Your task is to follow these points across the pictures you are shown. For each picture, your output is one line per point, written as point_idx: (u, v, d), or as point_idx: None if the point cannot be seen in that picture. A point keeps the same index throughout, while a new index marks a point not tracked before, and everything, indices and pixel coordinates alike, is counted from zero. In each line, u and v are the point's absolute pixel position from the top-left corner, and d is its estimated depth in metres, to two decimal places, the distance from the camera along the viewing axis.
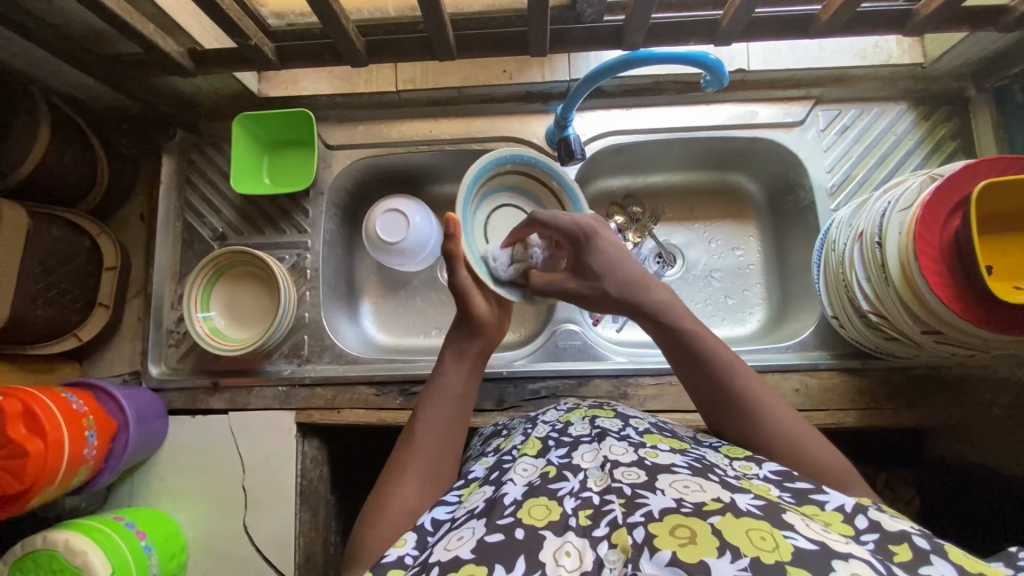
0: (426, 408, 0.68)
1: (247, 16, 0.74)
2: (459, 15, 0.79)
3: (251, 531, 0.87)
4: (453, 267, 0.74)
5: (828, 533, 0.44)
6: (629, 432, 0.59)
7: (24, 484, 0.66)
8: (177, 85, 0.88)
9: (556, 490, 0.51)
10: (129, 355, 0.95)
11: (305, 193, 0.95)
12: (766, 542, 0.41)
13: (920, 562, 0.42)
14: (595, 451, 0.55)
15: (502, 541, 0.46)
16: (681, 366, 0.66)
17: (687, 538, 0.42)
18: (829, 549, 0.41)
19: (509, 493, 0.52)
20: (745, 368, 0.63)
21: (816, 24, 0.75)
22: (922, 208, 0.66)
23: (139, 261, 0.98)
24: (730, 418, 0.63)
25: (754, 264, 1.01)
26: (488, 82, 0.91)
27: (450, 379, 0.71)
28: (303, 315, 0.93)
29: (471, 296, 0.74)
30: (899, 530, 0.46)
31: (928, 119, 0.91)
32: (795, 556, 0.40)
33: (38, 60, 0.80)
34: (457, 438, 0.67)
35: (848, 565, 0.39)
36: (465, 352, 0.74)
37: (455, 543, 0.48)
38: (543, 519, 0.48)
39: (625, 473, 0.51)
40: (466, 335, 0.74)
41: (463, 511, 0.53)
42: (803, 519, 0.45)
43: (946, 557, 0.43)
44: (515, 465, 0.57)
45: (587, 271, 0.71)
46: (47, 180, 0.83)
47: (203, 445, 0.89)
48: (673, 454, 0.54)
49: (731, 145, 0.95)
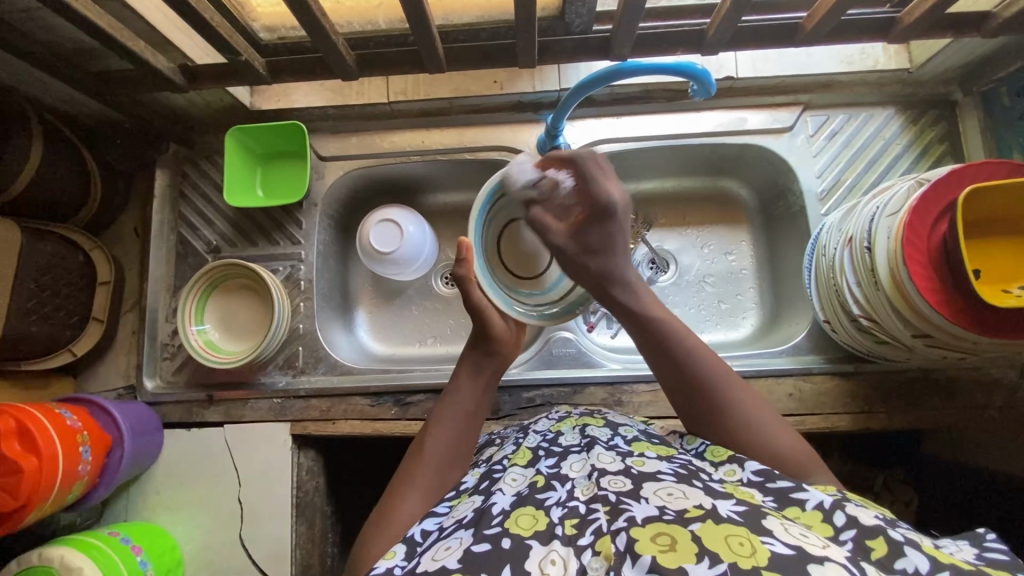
0: (440, 418, 0.69)
1: (238, 32, 0.74)
2: (449, 27, 0.79)
3: (247, 544, 0.87)
4: (466, 289, 0.76)
5: (807, 537, 0.44)
6: (618, 440, 0.60)
7: (18, 501, 0.66)
8: (169, 99, 0.88)
9: (543, 500, 0.51)
10: (124, 368, 0.95)
11: (298, 205, 0.95)
12: (743, 548, 0.41)
13: (894, 556, 0.43)
14: (583, 460, 0.56)
15: (488, 551, 0.47)
16: (647, 350, 0.68)
17: (667, 544, 0.42)
18: (805, 553, 0.41)
19: (497, 503, 0.52)
20: (710, 355, 0.65)
21: (802, 32, 0.76)
22: (909, 212, 0.67)
23: (133, 275, 0.98)
24: (708, 420, 0.63)
25: (747, 269, 1.01)
26: (479, 92, 0.92)
27: (463, 393, 0.72)
28: (297, 326, 0.94)
29: (486, 315, 0.76)
30: (875, 525, 0.46)
31: (916, 124, 0.91)
32: (772, 561, 0.40)
33: (30, 77, 0.80)
34: (467, 449, 0.68)
35: (823, 569, 0.39)
36: (482, 369, 0.75)
37: (442, 554, 0.48)
38: (530, 528, 0.48)
39: (611, 482, 0.51)
40: (482, 351, 0.76)
41: (452, 521, 0.54)
42: (782, 523, 0.45)
43: (919, 549, 0.43)
44: (504, 475, 0.58)
45: (591, 246, 0.69)
46: (39, 195, 0.83)
47: (198, 458, 0.89)
48: (659, 461, 0.55)
49: (721, 151, 0.96)
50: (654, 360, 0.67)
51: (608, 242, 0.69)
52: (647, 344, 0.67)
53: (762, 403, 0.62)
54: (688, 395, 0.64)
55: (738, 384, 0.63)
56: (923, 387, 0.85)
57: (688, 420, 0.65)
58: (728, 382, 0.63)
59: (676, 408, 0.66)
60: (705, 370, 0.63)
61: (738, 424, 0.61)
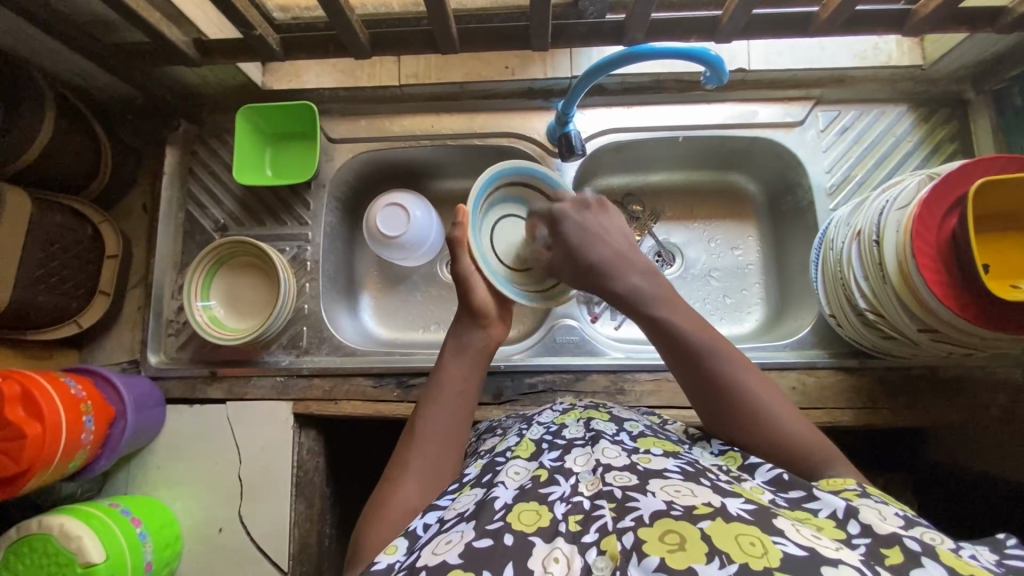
0: (426, 403, 0.69)
1: (253, 8, 0.75)
2: (463, 10, 0.80)
3: (245, 521, 0.87)
4: (456, 254, 0.77)
5: (819, 538, 0.44)
6: (623, 436, 0.59)
7: (21, 466, 0.66)
8: (183, 75, 0.89)
9: (546, 495, 0.51)
10: (128, 343, 0.95)
11: (306, 186, 0.95)
12: (755, 548, 0.41)
13: (910, 564, 0.42)
14: (587, 454, 0.56)
15: (491, 547, 0.46)
16: (665, 347, 0.66)
17: (676, 544, 0.42)
18: (819, 555, 0.41)
19: (500, 496, 0.52)
20: (732, 352, 0.63)
21: (816, 22, 0.76)
22: (918, 206, 0.66)
23: (140, 251, 0.99)
24: (724, 415, 0.62)
25: (753, 265, 1.01)
26: (490, 77, 0.92)
27: (451, 374, 0.72)
28: (302, 307, 0.94)
29: (470, 282, 0.76)
30: (891, 533, 0.45)
31: (927, 121, 0.91)
32: (783, 562, 0.40)
33: (45, 48, 0.81)
34: (459, 431, 0.67)
35: (838, 571, 0.39)
36: (465, 348, 0.74)
37: (443, 547, 0.48)
38: (533, 525, 0.48)
39: (616, 477, 0.51)
40: (471, 327, 0.76)
41: (453, 514, 0.53)
42: (794, 524, 0.45)
43: (937, 559, 0.42)
44: (506, 467, 0.57)
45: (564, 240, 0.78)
46: (51, 167, 0.84)
47: (199, 434, 0.89)
48: (665, 459, 0.54)
49: (730, 144, 0.96)
50: (672, 357, 0.66)
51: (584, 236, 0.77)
52: (665, 341, 0.66)
53: (781, 399, 0.61)
54: (704, 391, 0.63)
55: (758, 381, 0.62)
56: (929, 387, 0.85)
57: (704, 419, 0.64)
58: (746, 376, 0.62)
59: (692, 402, 0.65)
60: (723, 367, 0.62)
61: (756, 420, 0.60)
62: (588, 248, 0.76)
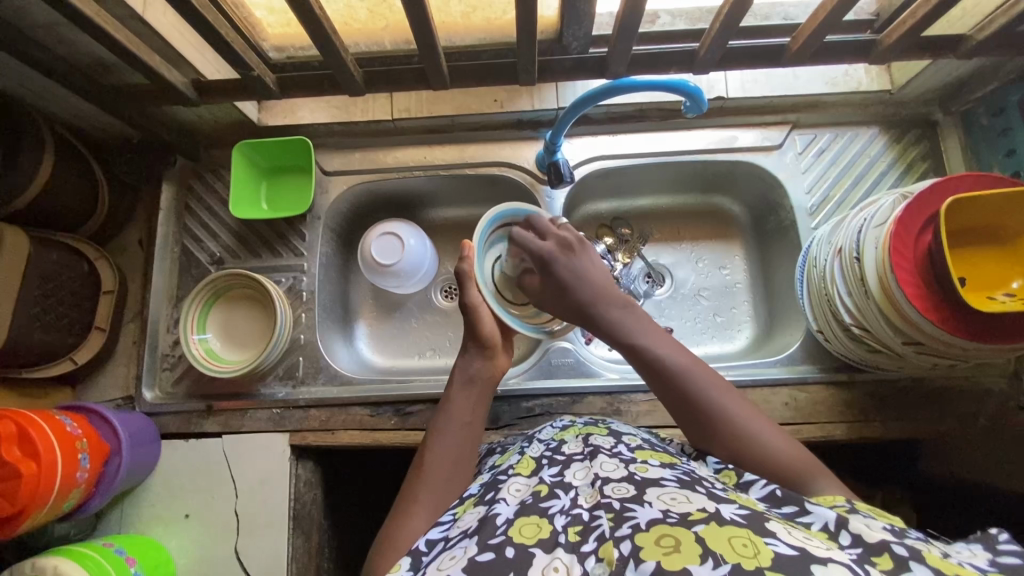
0: (436, 435, 0.68)
1: (250, 50, 0.78)
2: (452, 48, 0.83)
3: (242, 557, 0.86)
4: (465, 285, 0.76)
5: (809, 540, 0.45)
6: (621, 447, 0.60)
7: (15, 508, 0.66)
8: (180, 114, 0.91)
9: (547, 508, 0.52)
10: (123, 379, 0.95)
11: (302, 218, 0.97)
12: (746, 548, 0.42)
13: (901, 569, 0.43)
14: (586, 468, 0.56)
15: (493, 560, 0.47)
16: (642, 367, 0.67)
17: (671, 546, 0.43)
18: (809, 554, 0.42)
19: (501, 512, 0.52)
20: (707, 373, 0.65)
21: (787, 53, 0.80)
22: (895, 223, 0.69)
23: (135, 286, 0.99)
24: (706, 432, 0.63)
25: (741, 283, 1.04)
26: (480, 110, 0.95)
27: (460, 406, 0.71)
28: (298, 337, 0.94)
29: (478, 312, 0.75)
30: (880, 540, 0.46)
31: (900, 142, 0.95)
32: (774, 562, 0.41)
33: (45, 90, 0.83)
34: (467, 463, 0.67)
35: (826, 569, 0.40)
36: (475, 381, 0.73)
37: (446, 563, 0.48)
38: (533, 537, 0.49)
39: (615, 489, 0.51)
40: (478, 359, 0.75)
41: (456, 530, 0.54)
42: (785, 527, 0.46)
43: (924, 562, 0.43)
44: (508, 483, 0.58)
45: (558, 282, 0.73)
46: (49, 206, 0.85)
47: (195, 469, 0.89)
48: (662, 468, 0.55)
49: (713, 169, 0.99)
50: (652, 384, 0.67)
51: (574, 274, 0.73)
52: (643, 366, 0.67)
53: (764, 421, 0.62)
54: (681, 408, 0.65)
55: (733, 397, 0.63)
56: (919, 399, 0.86)
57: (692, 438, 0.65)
58: (719, 393, 0.63)
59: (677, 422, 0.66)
60: (697, 388, 0.63)
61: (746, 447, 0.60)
62: (578, 281, 0.72)
